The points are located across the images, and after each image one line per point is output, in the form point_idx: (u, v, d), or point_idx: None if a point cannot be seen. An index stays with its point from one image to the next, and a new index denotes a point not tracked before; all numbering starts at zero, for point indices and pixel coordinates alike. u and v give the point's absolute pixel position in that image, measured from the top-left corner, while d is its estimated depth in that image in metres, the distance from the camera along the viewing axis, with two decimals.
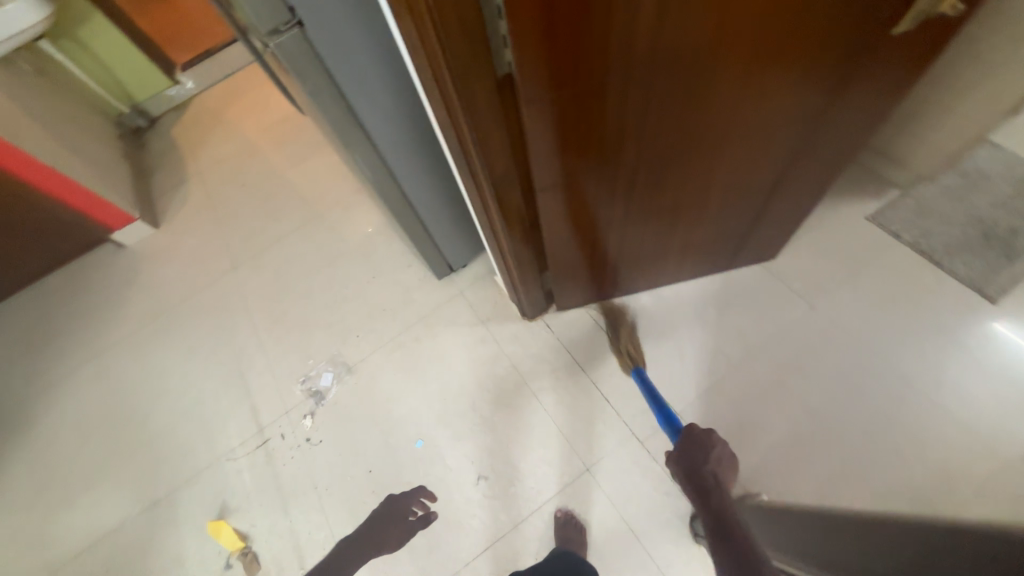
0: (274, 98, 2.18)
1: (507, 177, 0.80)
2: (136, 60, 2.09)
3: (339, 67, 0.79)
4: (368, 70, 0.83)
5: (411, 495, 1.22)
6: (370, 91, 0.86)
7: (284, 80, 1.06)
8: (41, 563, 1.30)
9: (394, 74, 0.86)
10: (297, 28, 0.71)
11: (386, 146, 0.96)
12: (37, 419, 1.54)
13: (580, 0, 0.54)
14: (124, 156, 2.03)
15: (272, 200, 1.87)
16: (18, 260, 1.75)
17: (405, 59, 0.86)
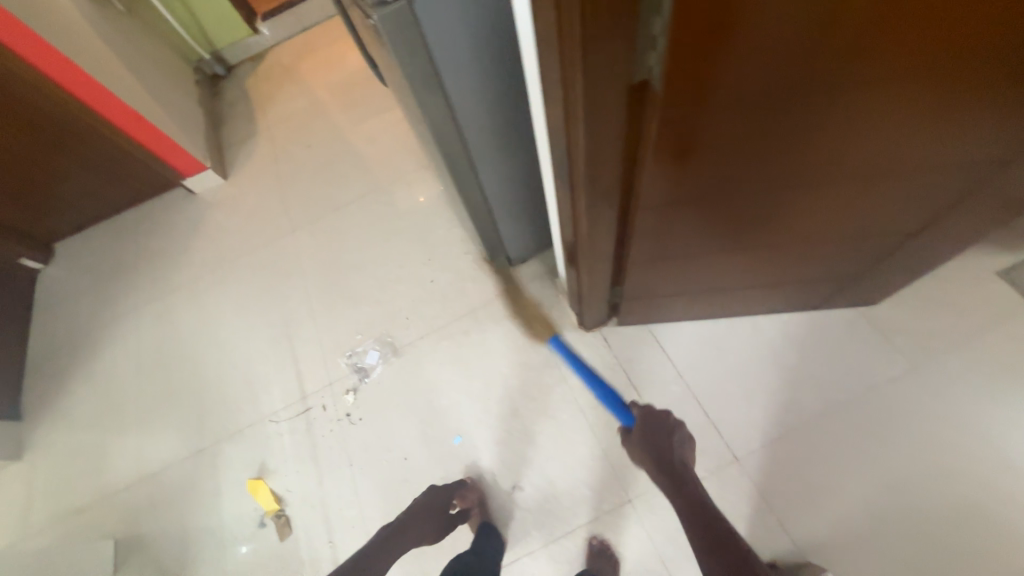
0: (348, 58, 2.14)
1: (607, 191, 0.71)
2: (221, 7, 2.08)
3: (440, 47, 0.71)
4: (470, 51, 0.74)
5: (449, 489, 1.13)
6: (468, 74, 0.78)
7: (371, 49, 0.99)
8: (94, 487, 1.38)
9: (495, 58, 0.78)
10: (405, 0, 0.63)
11: (473, 135, 0.89)
12: (102, 350, 1.62)
13: (769, 6, 0.43)
14: (200, 103, 2.05)
15: (336, 164, 1.84)
16: (98, 195, 1.82)
17: (510, 42, 0.77)
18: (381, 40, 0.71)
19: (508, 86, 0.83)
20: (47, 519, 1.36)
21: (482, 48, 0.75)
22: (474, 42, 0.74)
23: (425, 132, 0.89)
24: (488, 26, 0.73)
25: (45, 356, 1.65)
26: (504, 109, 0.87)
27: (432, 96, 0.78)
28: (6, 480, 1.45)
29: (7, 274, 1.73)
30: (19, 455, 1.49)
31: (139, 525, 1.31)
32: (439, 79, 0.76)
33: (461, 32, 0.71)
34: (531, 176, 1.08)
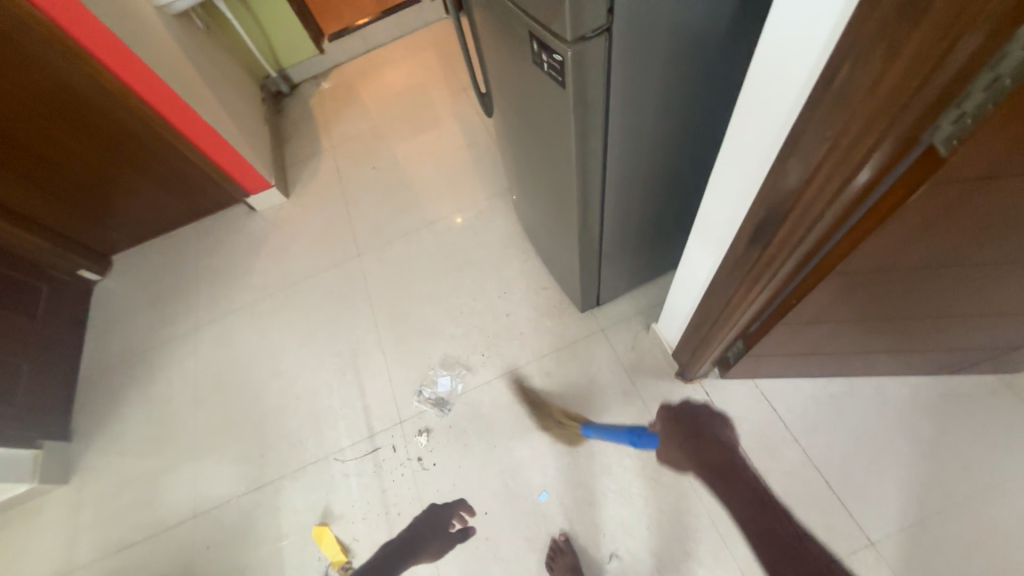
0: (415, 82, 2.12)
1: (801, 250, 0.63)
2: (298, 36, 2.12)
3: (619, 82, 0.66)
4: (645, 89, 0.69)
5: (449, 506, 1.18)
6: (635, 112, 0.72)
7: (497, 82, 0.94)
8: (145, 521, 1.30)
9: (663, 97, 0.72)
10: (605, 35, 0.59)
11: (616, 174, 0.82)
12: (159, 370, 1.56)
13: None
14: (266, 119, 2.03)
15: (403, 189, 1.79)
16: (161, 209, 1.79)
17: (681, 82, 0.72)
18: (552, 76, 0.66)
19: (665, 126, 0.78)
20: (94, 554, 1.28)
21: (656, 86, 0.70)
22: (651, 79, 0.68)
23: (563, 168, 0.83)
24: (669, 64, 0.68)
25: (99, 373, 1.59)
26: (653, 148, 0.81)
27: (594, 133, 0.72)
28: (52, 506, 1.37)
29: (66, 285, 1.69)
30: (67, 479, 1.41)
31: (191, 567, 1.22)
32: (606, 116, 0.70)
33: (643, 69, 0.66)
34: (650, 216, 1.01)
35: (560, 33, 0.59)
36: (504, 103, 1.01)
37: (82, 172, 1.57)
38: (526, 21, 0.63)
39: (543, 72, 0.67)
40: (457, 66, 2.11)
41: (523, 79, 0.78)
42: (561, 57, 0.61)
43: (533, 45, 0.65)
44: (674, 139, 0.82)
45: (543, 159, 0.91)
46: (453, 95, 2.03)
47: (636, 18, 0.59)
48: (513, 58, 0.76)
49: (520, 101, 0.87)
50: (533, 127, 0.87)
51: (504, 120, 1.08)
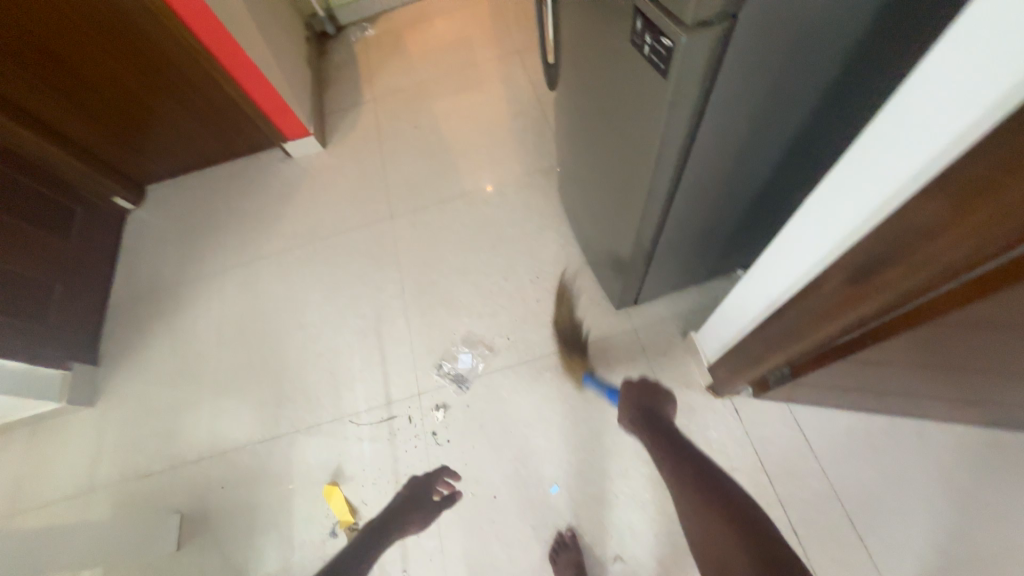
0: (466, 38, 2.00)
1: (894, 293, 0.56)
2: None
3: (727, 78, 0.59)
4: (751, 89, 0.62)
5: (430, 476, 1.20)
6: (732, 112, 0.65)
7: (572, 53, 0.86)
8: (164, 453, 1.33)
9: (768, 98, 0.65)
10: (727, 24, 0.52)
11: (694, 176, 0.76)
12: (185, 308, 1.57)
13: None
14: (309, 61, 1.95)
15: (443, 153, 1.72)
16: (197, 144, 1.75)
17: (792, 84, 0.64)
18: (650, 59, 0.60)
19: (758, 131, 0.71)
20: (112, 478, 1.32)
21: (763, 86, 0.62)
22: (761, 79, 0.61)
23: (639, 161, 0.76)
24: (786, 62, 0.60)
25: (127, 303, 1.61)
26: (739, 153, 0.74)
27: (682, 128, 0.65)
28: (76, 425, 1.41)
29: (100, 209, 1.69)
30: (92, 401, 1.45)
31: (204, 504, 1.25)
32: (701, 113, 0.64)
33: (758, 66, 0.59)
34: (712, 222, 0.94)
35: (677, 15, 0.52)
36: (573, 77, 0.93)
37: (122, 96, 1.53)
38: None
39: (642, 54, 0.61)
40: (512, 26, 1.98)
41: (610, 57, 0.70)
42: (671, 41, 0.54)
43: (637, 23, 0.59)
44: (763, 146, 0.75)
45: (613, 147, 0.85)
46: (504, 57, 1.90)
47: (766, 9, 0.52)
48: (603, 31, 0.69)
49: (598, 80, 0.79)
50: (609, 111, 0.80)
51: (569, 96, 1.00)
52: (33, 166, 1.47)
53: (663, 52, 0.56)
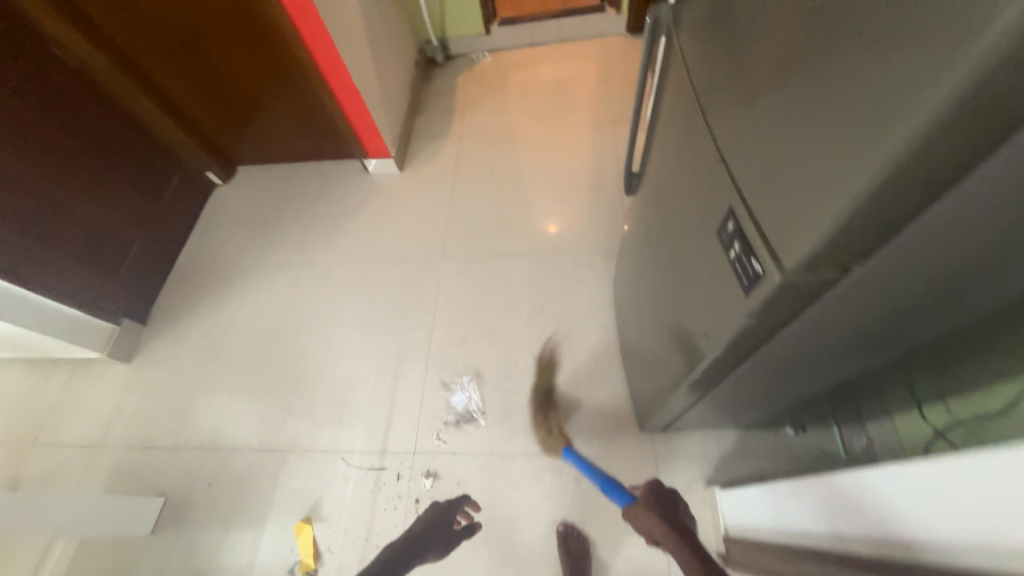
0: (566, 94, 1.98)
1: None
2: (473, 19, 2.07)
3: (820, 315, 0.48)
4: (846, 325, 0.51)
5: (453, 504, 1.17)
6: (810, 338, 0.55)
7: (661, 180, 0.80)
8: (171, 431, 1.38)
9: (868, 331, 0.54)
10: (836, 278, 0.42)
11: (752, 369, 0.65)
12: (233, 292, 1.65)
13: None
14: (411, 85, 2.02)
15: (509, 206, 1.69)
16: (291, 142, 1.84)
17: (903, 324, 0.54)
18: (736, 268, 0.51)
19: (846, 349, 0.60)
20: (123, 439, 1.39)
21: (898, 304, 0.48)
22: (893, 304, 0.48)
23: (699, 331, 0.67)
24: (903, 309, 0.49)
25: (187, 273, 1.72)
26: (815, 359, 0.64)
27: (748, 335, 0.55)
28: (109, 377, 1.51)
29: (191, 180, 1.82)
30: (129, 358, 1.55)
31: (190, 495, 1.28)
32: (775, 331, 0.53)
33: (891, 295, 0.46)
34: (786, 388, 0.80)
35: (778, 252, 0.43)
36: (655, 200, 0.86)
37: (235, 89, 1.63)
38: (737, 201, 0.49)
39: (728, 258, 0.52)
40: (614, 93, 1.94)
41: (695, 219, 0.63)
42: (761, 270, 0.45)
43: (729, 225, 0.51)
44: (848, 359, 0.64)
45: (676, 297, 0.77)
46: (597, 123, 1.86)
47: (879, 276, 0.42)
48: (697, 192, 0.61)
49: (678, 228, 0.72)
50: (681, 266, 0.71)
51: (646, 212, 0.93)
52: (144, 129, 1.62)
53: (749, 274, 0.47)
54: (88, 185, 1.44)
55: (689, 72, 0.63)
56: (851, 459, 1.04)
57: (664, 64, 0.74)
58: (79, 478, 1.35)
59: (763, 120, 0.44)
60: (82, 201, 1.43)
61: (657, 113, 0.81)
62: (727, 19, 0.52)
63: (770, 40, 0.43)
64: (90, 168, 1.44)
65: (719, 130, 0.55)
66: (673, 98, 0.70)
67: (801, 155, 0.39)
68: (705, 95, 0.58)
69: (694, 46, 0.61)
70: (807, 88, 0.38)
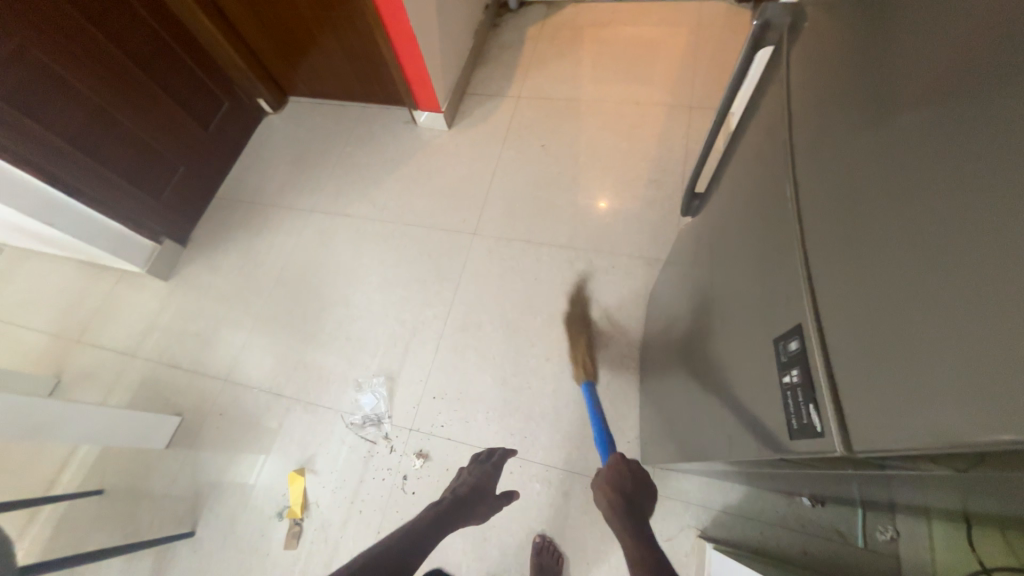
0: (645, 66, 1.75)
1: None
2: None
3: (874, 475, 0.38)
4: (904, 486, 0.41)
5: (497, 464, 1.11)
6: (851, 480, 0.45)
7: (724, 220, 0.66)
8: (195, 355, 1.46)
9: (927, 495, 0.44)
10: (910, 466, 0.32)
11: (769, 472, 0.57)
12: (267, 230, 1.66)
13: None
14: (475, 33, 1.85)
15: (554, 187, 1.56)
16: (342, 79, 1.76)
17: (981, 505, 0.42)
18: (784, 397, 0.41)
19: (893, 494, 0.50)
20: (151, 355, 1.48)
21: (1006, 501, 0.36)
22: (1005, 503, 0.36)
23: (723, 416, 0.58)
24: (987, 503, 0.39)
25: (227, 202, 1.74)
26: (850, 487, 0.54)
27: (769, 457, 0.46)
28: (146, 292, 1.59)
29: (241, 106, 1.80)
30: (166, 277, 1.61)
31: (204, 421, 1.36)
32: (807, 466, 0.44)
33: (1004, 499, 0.34)
34: (818, 489, 0.69)
35: (846, 421, 0.33)
36: (710, 238, 0.73)
37: (291, 18, 1.54)
38: (810, 324, 0.38)
39: (780, 379, 0.42)
40: (699, 74, 1.69)
41: (750, 297, 0.51)
42: (820, 428, 0.36)
43: (791, 343, 0.41)
44: (892, 497, 0.54)
45: (708, 362, 0.66)
46: (672, 107, 1.64)
47: (976, 482, 0.31)
48: (761, 263, 0.49)
49: (727, 292, 0.60)
50: (722, 334, 0.60)
51: (697, 245, 0.80)
52: (198, 49, 1.58)
53: (803, 423, 0.38)
54: (143, 105, 1.45)
55: (790, 106, 0.48)
56: (869, 552, 0.96)
57: (761, 81, 0.59)
58: (112, 382, 1.46)
59: (884, 229, 0.32)
60: (134, 120, 1.44)
61: (738, 137, 0.66)
62: (865, 61, 0.38)
63: (923, 121, 0.31)
64: (146, 88, 1.44)
65: (808, 204, 0.42)
66: (760, 130, 0.56)
67: (936, 309, 0.28)
68: (801, 147, 0.45)
69: (805, 76, 0.47)
70: (972, 223, 0.26)
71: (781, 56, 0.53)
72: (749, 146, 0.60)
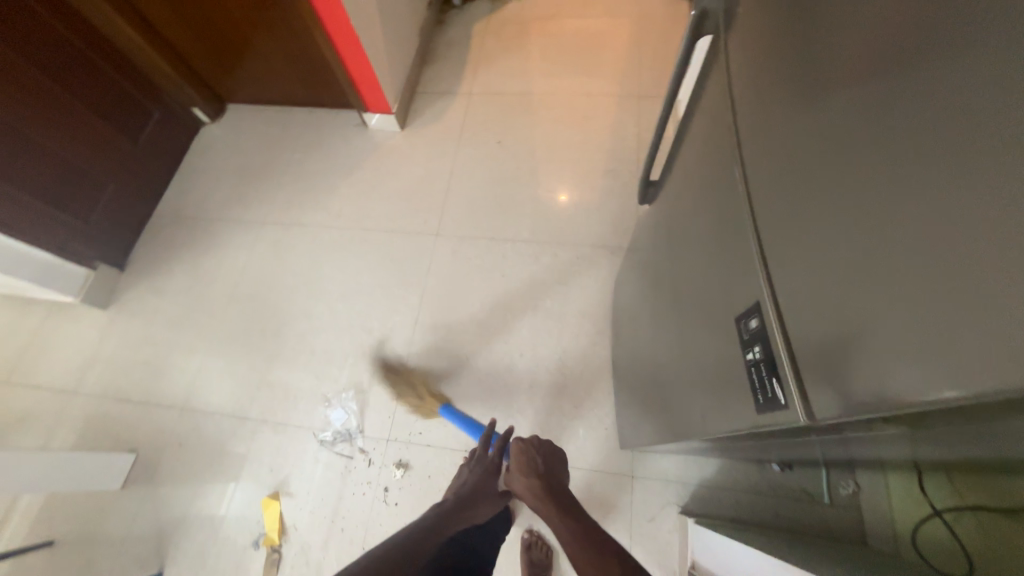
0: (593, 58, 1.77)
1: None
2: None
3: (839, 438, 0.40)
4: (866, 445, 0.44)
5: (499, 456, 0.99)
6: (816, 443, 0.48)
7: (679, 205, 0.68)
8: (145, 386, 1.36)
9: (882, 451, 0.47)
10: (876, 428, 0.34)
11: (741, 444, 0.59)
12: (216, 246, 1.57)
13: None
14: (421, 30, 1.81)
15: (513, 183, 1.56)
16: (283, 83, 1.68)
17: (930, 455, 0.46)
18: (750, 372, 0.42)
19: (855, 452, 0.53)
20: (95, 390, 1.37)
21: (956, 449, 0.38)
22: (952, 450, 0.39)
23: (698, 395, 0.59)
24: (937, 452, 0.41)
25: (168, 220, 1.63)
26: (817, 451, 0.56)
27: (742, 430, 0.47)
28: (83, 323, 1.47)
29: (174, 116, 1.69)
30: (104, 305, 1.49)
31: (162, 454, 1.28)
32: (777, 435, 0.46)
33: (953, 448, 0.37)
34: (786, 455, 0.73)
35: (807, 392, 0.35)
36: (667, 225, 0.75)
37: (221, 20, 1.45)
38: (769, 302, 0.40)
39: (744, 356, 0.44)
40: (646, 63, 1.73)
41: (709, 278, 0.53)
42: (786, 401, 0.37)
43: (751, 321, 0.42)
44: (853, 455, 0.57)
45: (676, 345, 0.68)
46: (622, 97, 1.67)
47: (929, 435, 0.34)
48: (719, 244, 0.51)
49: (687, 276, 0.62)
50: (688, 317, 0.62)
51: (657, 232, 0.82)
52: (118, 55, 1.46)
53: (769, 399, 0.39)
54: (59, 119, 1.32)
55: (732, 91, 0.50)
56: (835, 507, 1.02)
57: (702, 68, 0.60)
58: (52, 424, 1.34)
59: (828, 204, 0.34)
60: (50, 136, 1.31)
61: (686, 124, 0.68)
62: (797, 43, 0.39)
63: (853, 97, 0.32)
64: (60, 99, 1.31)
65: (757, 187, 0.43)
66: (706, 116, 0.58)
67: (878, 273, 0.29)
68: (746, 132, 0.46)
69: (745, 61, 0.48)
70: (901, 189, 0.28)
71: (719, 43, 0.54)
72: (698, 131, 0.61)
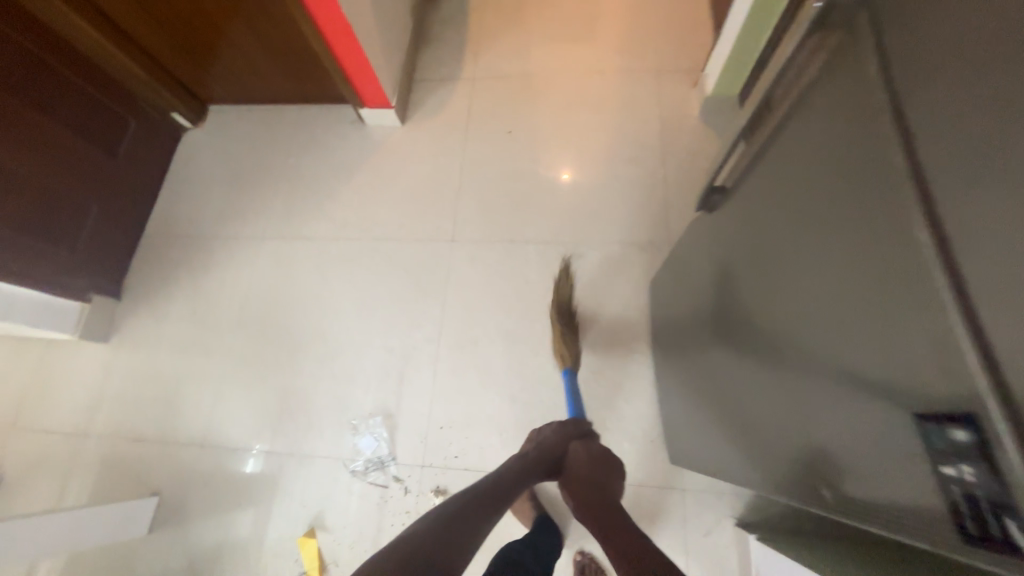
0: (604, 29, 1.62)
1: None
2: None
3: None
4: None
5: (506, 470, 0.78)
6: None
7: (775, 224, 0.60)
8: (159, 423, 1.29)
9: None
10: None
11: None
12: (215, 266, 1.46)
13: None
14: (412, 9, 1.64)
15: (530, 177, 1.44)
16: (269, 80, 1.53)
17: None
18: (957, 493, 0.39)
19: None
20: (107, 430, 1.29)
21: None
22: None
23: (831, 447, 0.53)
24: None
25: (160, 240, 1.51)
26: None
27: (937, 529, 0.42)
28: (83, 359, 1.38)
29: (154, 125, 1.55)
30: (105, 338, 1.40)
31: (187, 494, 1.22)
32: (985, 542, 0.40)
33: None
34: None
35: None
36: (745, 242, 0.68)
37: (196, 16, 1.30)
38: (988, 423, 0.35)
39: (942, 468, 0.39)
40: (663, 33, 1.58)
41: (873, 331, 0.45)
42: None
43: (955, 433, 0.38)
44: None
45: (779, 382, 0.61)
46: (639, 72, 1.54)
47: None
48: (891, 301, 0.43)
49: (800, 313, 0.55)
50: (801, 357, 0.56)
51: (725, 247, 0.74)
52: (86, 62, 1.31)
53: (1003, 530, 0.35)
54: (32, 141, 1.19)
55: (896, 116, 0.41)
56: None
57: (813, 74, 0.51)
58: (66, 469, 1.27)
59: None
60: (25, 161, 1.19)
61: (770, 136, 0.59)
62: None
63: None
64: (29, 118, 1.18)
65: (982, 249, 0.35)
66: (822, 137, 0.50)
67: None
68: (940, 172, 0.38)
69: (931, 78, 0.39)
70: None
71: (856, 53, 0.46)
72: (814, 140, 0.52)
